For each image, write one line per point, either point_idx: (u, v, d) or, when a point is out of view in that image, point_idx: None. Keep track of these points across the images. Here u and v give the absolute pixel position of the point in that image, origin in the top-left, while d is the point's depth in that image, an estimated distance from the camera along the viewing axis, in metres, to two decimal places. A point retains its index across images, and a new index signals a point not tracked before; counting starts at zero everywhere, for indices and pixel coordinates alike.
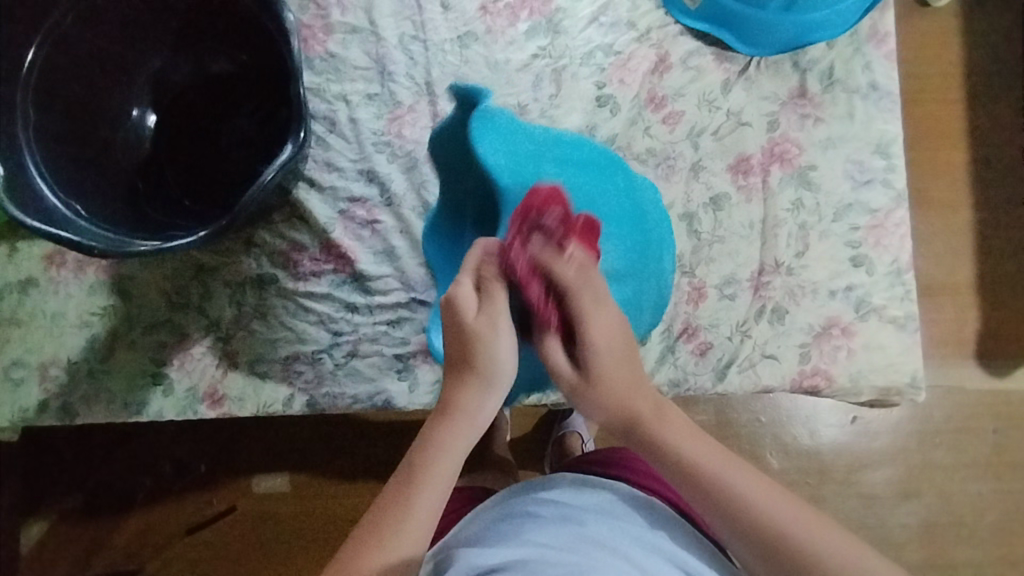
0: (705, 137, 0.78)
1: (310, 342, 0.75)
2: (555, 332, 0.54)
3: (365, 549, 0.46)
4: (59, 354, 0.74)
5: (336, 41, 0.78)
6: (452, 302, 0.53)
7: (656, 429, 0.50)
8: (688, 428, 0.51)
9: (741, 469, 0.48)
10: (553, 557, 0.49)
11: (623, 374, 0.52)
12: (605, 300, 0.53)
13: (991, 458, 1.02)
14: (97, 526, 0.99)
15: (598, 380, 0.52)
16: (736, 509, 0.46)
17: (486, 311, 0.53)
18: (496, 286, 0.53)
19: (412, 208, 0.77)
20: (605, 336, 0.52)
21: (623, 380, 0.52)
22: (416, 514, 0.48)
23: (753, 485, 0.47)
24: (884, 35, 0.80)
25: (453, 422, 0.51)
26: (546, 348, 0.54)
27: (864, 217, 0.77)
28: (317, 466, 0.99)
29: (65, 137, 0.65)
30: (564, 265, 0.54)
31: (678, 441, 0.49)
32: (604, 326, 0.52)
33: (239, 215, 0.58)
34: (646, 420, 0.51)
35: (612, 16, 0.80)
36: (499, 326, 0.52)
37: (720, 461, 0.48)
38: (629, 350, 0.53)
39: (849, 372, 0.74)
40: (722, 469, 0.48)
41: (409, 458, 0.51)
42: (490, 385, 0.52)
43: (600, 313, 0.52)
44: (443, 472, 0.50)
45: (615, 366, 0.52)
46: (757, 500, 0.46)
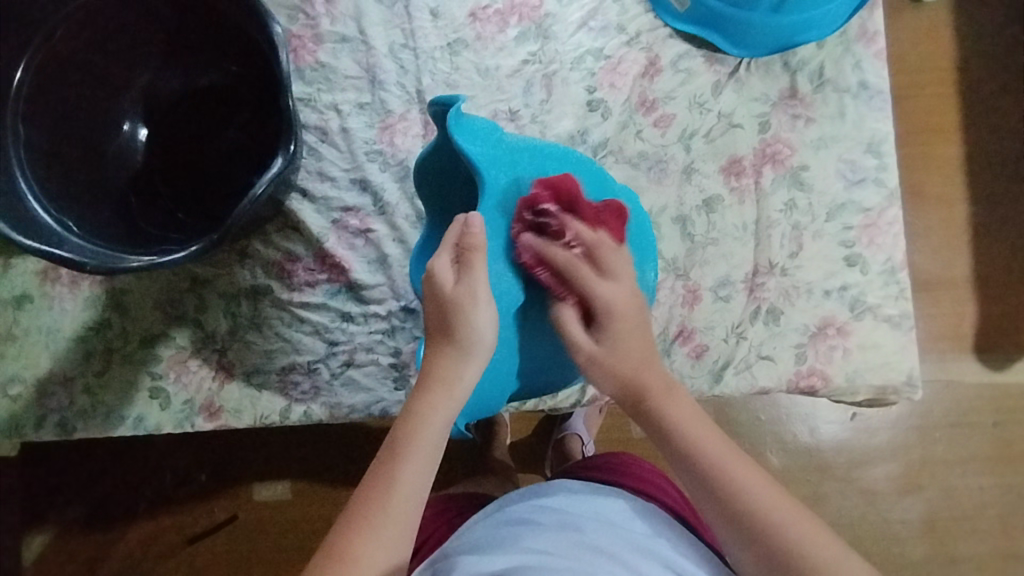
0: (697, 140, 0.78)
1: (306, 352, 0.75)
2: (570, 308, 0.59)
3: (354, 533, 0.46)
4: (55, 370, 0.73)
5: (326, 50, 0.78)
6: (431, 275, 0.54)
7: (672, 415, 0.52)
8: (707, 422, 0.52)
9: (749, 465, 0.49)
10: (553, 562, 0.49)
11: (636, 348, 0.56)
12: (616, 275, 0.58)
13: (991, 452, 1.02)
14: (99, 539, 0.99)
15: (610, 345, 0.56)
16: (721, 484, 0.48)
17: (465, 281, 0.54)
18: (475, 256, 0.54)
19: (405, 217, 0.77)
20: (615, 301, 0.56)
21: (634, 358, 0.55)
22: (401, 490, 0.48)
23: (738, 470, 0.48)
24: (873, 33, 0.80)
25: (432, 395, 0.52)
26: (560, 320, 0.59)
27: (856, 216, 0.77)
28: (317, 473, 0.99)
29: (58, 155, 0.65)
30: (562, 248, 0.59)
31: (695, 430, 0.51)
32: (613, 295, 0.57)
33: (230, 228, 0.58)
34: (659, 401, 0.53)
35: (602, 20, 0.80)
36: (478, 297, 0.53)
37: (730, 456, 0.49)
38: (636, 321, 0.56)
39: (845, 371, 0.74)
40: (729, 457, 0.49)
41: (392, 435, 0.51)
42: (468, 354, 0.53)
43: (611, 287, 0.57)
44: (426, 447, 0.50)
45: (629, 334, 0.56)
46: (756, 495, 0.47)
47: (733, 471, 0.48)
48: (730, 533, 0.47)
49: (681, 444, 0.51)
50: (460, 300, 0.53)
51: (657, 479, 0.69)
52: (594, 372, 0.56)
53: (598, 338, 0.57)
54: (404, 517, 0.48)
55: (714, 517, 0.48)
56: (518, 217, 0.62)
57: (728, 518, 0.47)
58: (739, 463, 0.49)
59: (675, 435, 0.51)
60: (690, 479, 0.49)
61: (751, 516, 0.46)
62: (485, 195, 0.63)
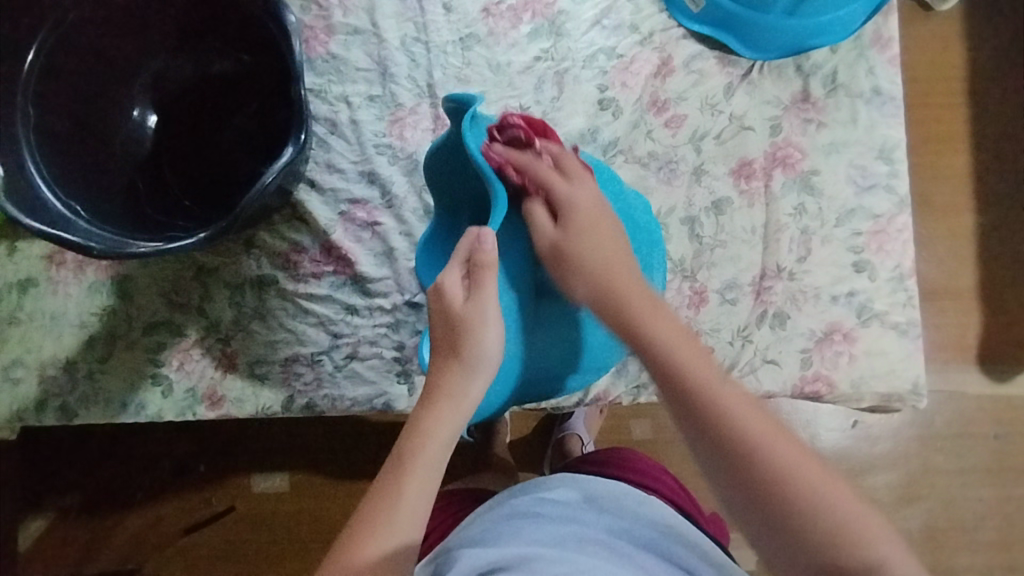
0: (707, 142, 0.78)
1: (309, 343, 0.75)
2: (539, 206, 0.59)
3: (360, 542, 0.46)
4: (58, 354, 0.73)
5: (338, 41, 0.78)
6: (440, 291, 0.54)
7: (709, 394, 0.45)
8: (725, 379, 0.46)
9: (800, 450, 0.43)
10: (555, 554, 0.48)
11: (609, 251, 0.54)
12: (582, 179, 0.59)
13: (991, 463, 1.02)
14: (96, 525, 0.98)
15: (577, 236, 0.55)
16: (704, 404, 0.45)
17: (474, 299, 0.53)
18: (485, 274, 0.53)
19: (413, 210, 0.77)
20: (583, 202, 0.57)
21: (609, 252, 0.54)
22: (408, 501, 0.48)
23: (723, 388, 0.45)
24: (888, 40, 0.79)
25: (438, 408, 0.52)
26: (530, 215, 0.59)
27: (866, 222, 0.77)
28: (316, 466, 0.99)
29: (66, 138, 0.65)
30: (533, 154, 0.60)
31: (736, 412, 0.44)
32: (584, 197, 0.57)
33: (238, 217, 0.58)
34: (639, 316, 0.50)
35: (615, 19, 0.80)
36: (487, 315, 0.53)
37: (781, 443, 0.43)
38: (609, 223, 0.56)
39: (851, 378, 0.74)
40: (712, 376, 0.46)
41: (398, 446, 0.51)
42: (474, 371, 0.52)
43: (580, 190, 0.58)
44: (429, 460, 0.50)
45: (599, 231, 0.55)
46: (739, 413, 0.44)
47: (784, 466, 0.42)
48: (709, 454, 0.44)
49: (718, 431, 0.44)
50: (468, 316, 0.53)
51: (659, 474, 0.69)
52: (564, 267, 0.55)
53: (565, 232, 0.56)
54: (412, 527, 0.48)
55: (729, 491, 0.44)
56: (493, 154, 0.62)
57: (712, 442, 0.44)
58: (767, 425, 0.44)
59: (688, 389, 0.46)
60: (723, 470, 0.44)
61: (731, 429, 0.44)
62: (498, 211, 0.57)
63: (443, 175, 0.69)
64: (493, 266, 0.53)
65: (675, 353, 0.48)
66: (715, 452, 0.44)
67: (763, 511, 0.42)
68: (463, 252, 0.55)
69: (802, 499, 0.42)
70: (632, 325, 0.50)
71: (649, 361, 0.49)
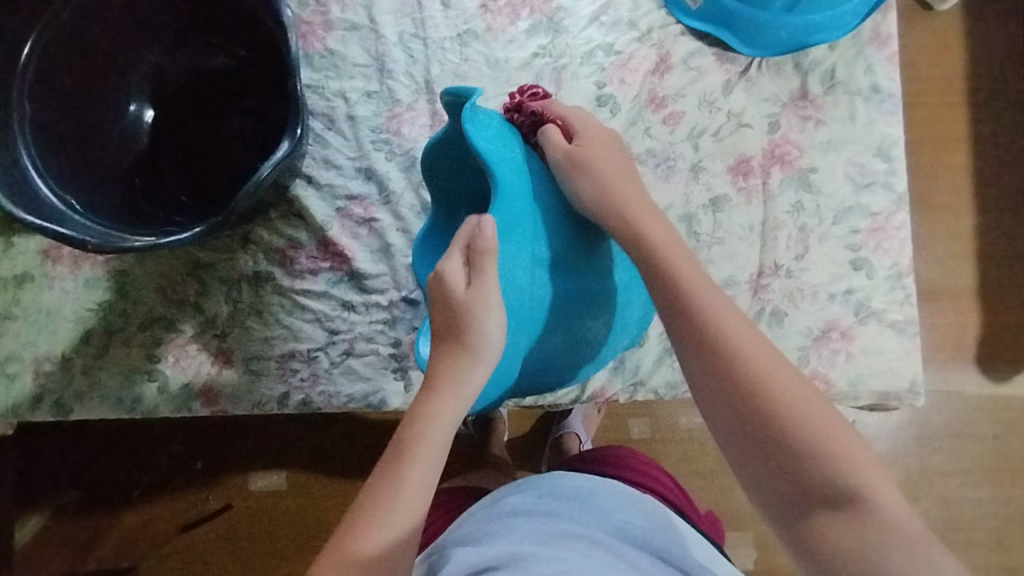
0: (705, 139, 0.78)
1: (305, 339, 0.75)
2: (555, 130, 0.61)
3: (358, 533, 0.46)
4: (54, 349, 0.73)
5: (336, 37, 0.77)
6: (441, 278, 0.53)
7: (717, 326, 0.48)
8: (725, 304, 0.49)
9: (799, 389, 0.45)
10: (547, 552, 0.48)
11: (615, 170, 0.59)
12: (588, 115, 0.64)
13: (989, 463, 1.02)
14: (94, 522, 0.98)
15: (588, 151, 0.59)
16: (701, 321, 0.48)
17: (475, 284, 0.52)
18: (486, 259, 0.53)
19: (410, 207, 0.76)
20: (596, 128, 0.62)
21: (614, 171, 0.59)
22: (408, 490, 0.48)
23: (722, 311, 0.49)
24: (886, 37, 0.79)
25: (439, 396, 0.52)
26: (546, 137, 0.61)
27: (864, 219, 0.77)
28: (314, 464, 0.98)
29: (63, 131, 0.65)
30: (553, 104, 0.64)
31: (743, 345, 0.47)
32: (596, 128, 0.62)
33: (234, 211, 0.58)
34: (650, 242, 0.54)
35: (613, 15, 0.79)
36: (490, 300, 0.52)
37: (781, 376, 0.45)
38: (614, 147, 0.61)
39: (848, 376, 0.74)
40: (714, 300, 0.49)
41: (399, 434, 0.51)
42: (476, 357, 0.52)
43: (588, 119, 0.62)
44: (431, 448, 0.50)
45: (606, 151, 0.60)
46: (733, 332, 0.47)
47: (778, 394, 0.44)
48: (701, 365, 0.47)
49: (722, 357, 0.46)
50: (471, 302, 0.52)
51: (655, 473, 0.69)
52: (577, 171, 0.58)
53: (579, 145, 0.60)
54: (412, 517, 0.48)
55: (714, 401, 0.46)
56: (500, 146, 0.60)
57: (704, 354, 0.47)
58: (755, 344, 0.46)
59: (689, 309, 0.49)
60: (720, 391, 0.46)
61: (722, 342, 0.47)
62: (501, 194, 0.57)
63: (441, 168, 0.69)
64: (494, 252, 0.53)
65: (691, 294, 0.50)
66: (706, 364, 0.47)
67: (746, 420, 0.44)
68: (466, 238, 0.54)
69: (797, 426, 0.43)
70: (655, 264, 0.53)
71: (666, 301, 0.51)
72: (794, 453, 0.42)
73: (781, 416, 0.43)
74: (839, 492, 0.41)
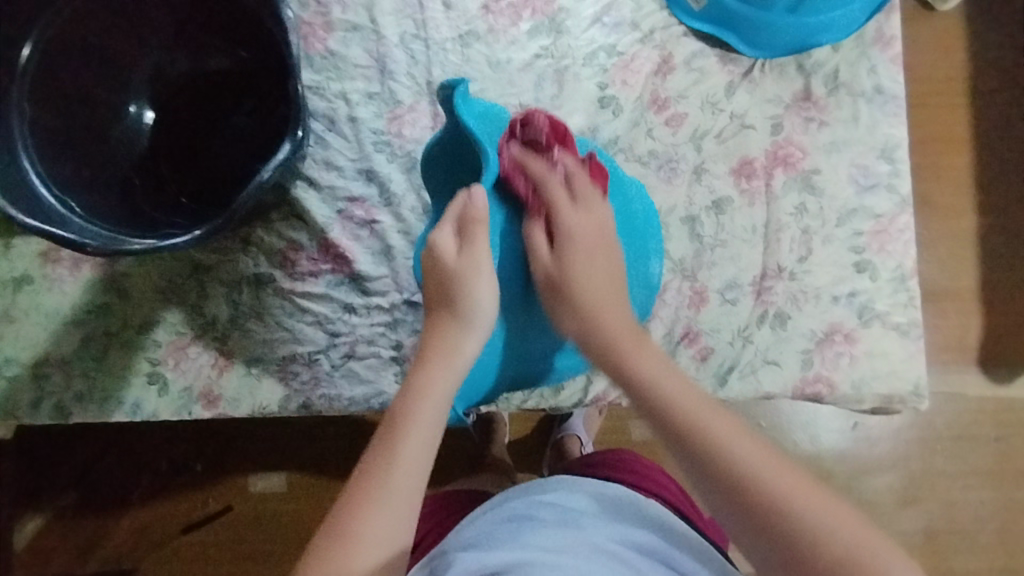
0: (708, 140, 0.77)
1: (306, 342, 0.74)
2: (538, 225, 0.61)
3: (357, 507, 0.45)
4: (53, 352, 0.73)
5: (337, 38, 0.77)
6: (434, 248, 0.57)
7: (676, 403, 0.47)
8: (724, 418, 0.46)
9: (769, 454, 0.44)
10: (550, 559, 0.48)
11: (599, 286, 0.56)
12: (587, 204, 0.60)
13: (992, 466, 1.01)
14: (93, 524, 0.98)
15: (563, 265, 0.58)
16: (702, 448, 0.45)
17: (466, 253, 0.56)
18: (477, 230, 0.56)
19: (412, 208, 0.76)
20: (581, 223, 0.59)
21: (598, 290, 0.56)
22: (402, 463, 0.47)
23: (721, 427, 0.45)
24: (890, 38, 0.79)
25: (432, 366, 0.52)
26: (528, 232, 0.61)
27: (868, 221, 0.76)
28: (315, 466, 0.98)
29: (62, 134, 0.65)
30: (544, 164, 0.63)
31: (700, 419, 0.46)
32: (581, 222, 0.59)
33: (235, 214, 0.57)
34: (630, 359, 0.51)
35: (616, 16, 0.79)
36: (480, 266, 0.55)
37: (747, 444, 0.44)
38: (602, 251, 0.58)
39: (852, 379, 0.73)
40: (710, 415, 0.46)
41: (392, 408, 0.51)
42: (469, 325, 0.54)
43: (580, 215, 0.60)
44: (425, 419, 0.49)
45: (591, 261, 0.57)
46: (739, 455, 0.44)
47: (747, 466, 0.43)
48: (715, 498, 0.44)
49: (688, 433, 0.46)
50: (462, 269, 0.55)
51: (657, 476, 0.68)
52: (552, 294, 0.58)
53: (558, 254, 0.58)
54: (409, 489, 0.46)
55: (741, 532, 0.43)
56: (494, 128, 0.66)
57: (714, 485, 0.44)
58: (763, 460, 0.43)
59: (689, 431, 0.46)
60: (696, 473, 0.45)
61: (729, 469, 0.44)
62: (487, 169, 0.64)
63: (440, 164, 0.70)
64: (483, 223, 0.57)
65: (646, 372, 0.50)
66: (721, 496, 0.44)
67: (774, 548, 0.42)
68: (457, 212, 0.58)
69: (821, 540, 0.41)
70: (637, 387, 0.50)
71: (654, 412, 0.48)
72: (777, 525, 0.41)
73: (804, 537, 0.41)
74: (825, 557, 0.40)
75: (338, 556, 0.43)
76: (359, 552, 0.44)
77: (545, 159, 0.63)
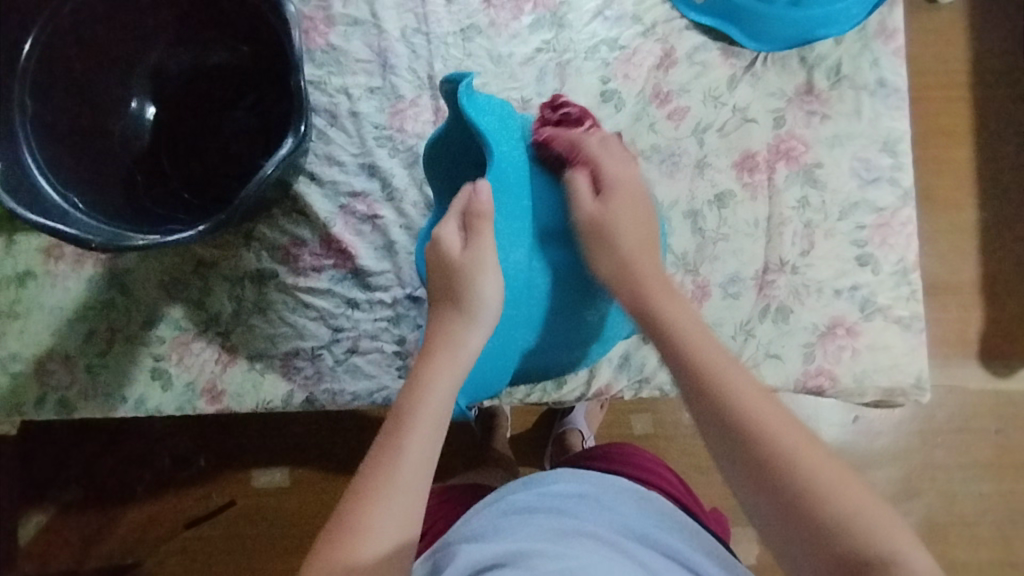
0: (710, 134, 0.77)
1: (310, 337, 0.74)
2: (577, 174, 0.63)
3: (366, 501, 0.45)
4: (57, 348, 0.73)
5: (338, 33, 0.77)
6: (438, 242, 0.57)
7: (690, 341, 0.51)
8: (745, 376, 0.48)
9: (759, 389, 0.47)
10: (552, 550, 0.47)
11: (634, 230, 0.59)
12: (623, 158, 0.63)
13: (992, 459, 1.01)
14: (98, 520, 0.98)
15: (611, 205, 0.60)
16: (720, 394, 0.46)
17: (472, 248, 0.56)
18: (482, 223, 0.57)
19: (414, 204, 0.76)
20: (623, 176, 0.61)
21: (633, 228, 0.58)
22: (410, 453, 0.47)
23: (737, 379, 0.47)
24: (893, 31, 0.79)
25: (437, 363, 0.52)
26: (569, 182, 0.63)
27: (870, 215, 0.76)
28: (317, 462, 0.98)
29: (65, 129, 0.65)
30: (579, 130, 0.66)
31: (705, 352, 0.49)
32: (619, 170, 0.62)
33: (238, 209, 0.57)
34: (662, 306, 0.54)
35: (617, 10, 0.79)
36: (485, 265, 0.56)
37: (820, 459, 0.42)
38: (639, 196, 0.61)
39: (853, 372, 0.73)
40: (732, 370, 0.48)
41: (397, 404, 0.51)
42: (473, 321, 0.55)
43: (619, 164, 0.62)
44: (431, 414, 0.50)
45: (627, 203, 0.60)
46: (746, 400, 0.46)
47: (786, 441, 0.43)
48: (721, 436, 0.45)
49: (741, 439, 0.44)
50: (465, 265, 0.55)
51: (658, 469, 0.69)
52: (599, 230, 0.59)
53: (602, 203, 0.60)
54: (416, 483, 0.47)
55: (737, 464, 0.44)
56: (499, 129, 0.64)
57: (721, 420, 0.45)
58: (765, 407, 0.45)
59: (713, 380, 0.47)
60: (739, 466, 0.44)
61: (732, 405, 0.45)
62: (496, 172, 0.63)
63: (440, 164, 0.70)
64: (488, 216, 0.58)
65: (716, 368, 0.48)
66: (726, 431, 0.45)
67: (764, 480, 0.42)
68: (461, 207, 0.59)
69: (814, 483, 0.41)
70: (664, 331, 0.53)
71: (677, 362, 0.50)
72: (761, 442, 0.43)
73: (795, 475, 0.42)
74: (797, 475, 0.42)
75: (345, 548, 0.43)
76: (369, 546, 0.43)
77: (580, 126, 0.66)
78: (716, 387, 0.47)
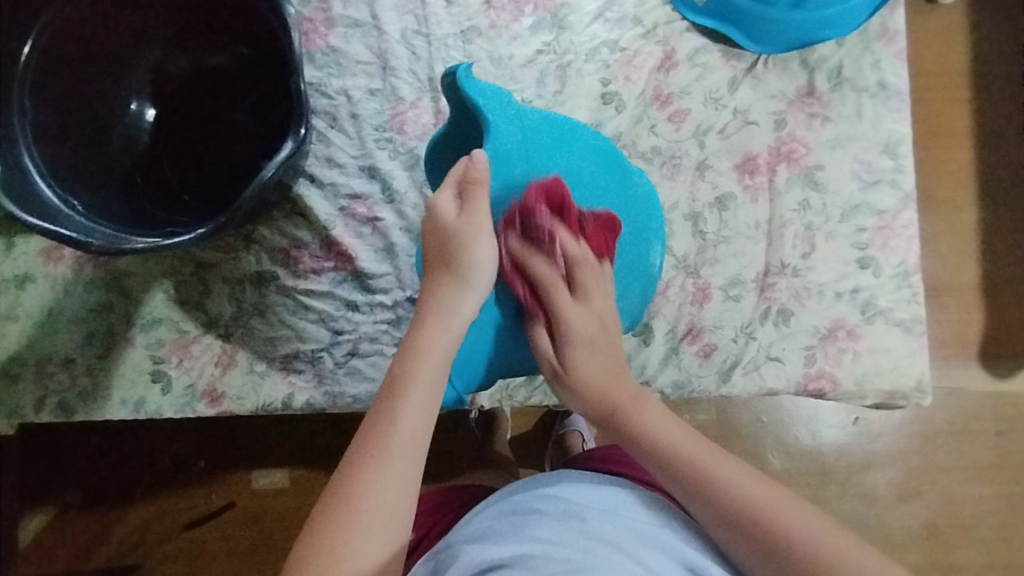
0: (711, 136, 0.77)
1: (310, 340, 0.74)
2: (541, 328, 0.60)
3: (361, 466, 0.45)
4: (57, 350, 0.73)
5: (338, 34, 0.77)
6: (433, 210, 0.56)
7: (664, 434, 0.51)
8: (729, 462, 0.49)
9: (745, 471, 0.48)
10: (555, 552, 0.48)
11: (600, 368, 0.57)
12: (589, 299, 0.58)
13: (992, 461, 1.01)
14: (98, 521, 0.98)
15: (574, 360, 0.57)
16: (711, 490, 0.47)
17: (466, 213, 0.55)
18: (479, 189, 0.55)
19: (414, 206, 0.76)
20: (578, 323, 0.58)
21: (600, 374, 0.56)
22: (404, 418, 0.47)
23: (722, 470, 0.48)
24: (894, 33, 0.78)
25: (428, 329, 0.52)
26: (533, 334, 0.61)
27: (871, 218, 0.76)
28: (317, 463, 0.98)
29: (64, 132, 0.65)
30: (545, 261, 0.60)
31: (680, 443, 0.50)
32: (583, 325, 0.58)
33: (238, 211, 0.57)
34: (630, 410, 0.54)
35: (618, 12, 0.79)
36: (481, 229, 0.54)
37: (839, 538, 0.44)
38: (607, 337, 0.58)
39: (855, 374, 0.73)
40: (716, 460, 0.49)
41: (391, 368, 0.51)
42: (470, 305, 0.54)
43: (581, 314, 0.58)
44: (425, 381, 0.49)
45: (593, 353, 0.57)
46: (738, 490, 0.47)
47: (788, 522, 0.45)
48: (724, 531, 0.46)
49: (748, 529, 0.45)
50: (462, 230, 0.54)
51: None
52: (567, 391, 0.58)
53: (563, 360, 0.58)
54: (411, 449, 0.46)
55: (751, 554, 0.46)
56: (500, 118, 0.67)
57: (720, 515, 0.47)
58: (758, 490, 0.46)
59: (700, 472, 0.48)
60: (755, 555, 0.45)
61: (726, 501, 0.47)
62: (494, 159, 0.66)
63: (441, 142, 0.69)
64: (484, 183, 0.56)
65: (698, 464, 0.49)
66: (731, 525, 0.46)
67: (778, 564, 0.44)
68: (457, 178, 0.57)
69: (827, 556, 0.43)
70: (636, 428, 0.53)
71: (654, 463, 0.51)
72: (766, 531, 0.45)
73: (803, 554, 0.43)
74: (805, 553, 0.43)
75: (341, 516, 0.43)
76: (364, 520, 0.43)
77: (547, 250, 0.60)
78: (706, 478, 0.48)
